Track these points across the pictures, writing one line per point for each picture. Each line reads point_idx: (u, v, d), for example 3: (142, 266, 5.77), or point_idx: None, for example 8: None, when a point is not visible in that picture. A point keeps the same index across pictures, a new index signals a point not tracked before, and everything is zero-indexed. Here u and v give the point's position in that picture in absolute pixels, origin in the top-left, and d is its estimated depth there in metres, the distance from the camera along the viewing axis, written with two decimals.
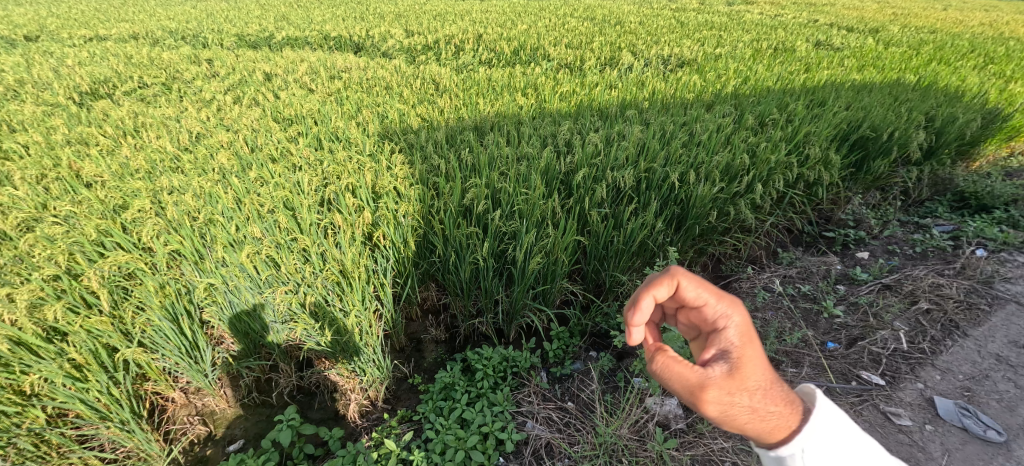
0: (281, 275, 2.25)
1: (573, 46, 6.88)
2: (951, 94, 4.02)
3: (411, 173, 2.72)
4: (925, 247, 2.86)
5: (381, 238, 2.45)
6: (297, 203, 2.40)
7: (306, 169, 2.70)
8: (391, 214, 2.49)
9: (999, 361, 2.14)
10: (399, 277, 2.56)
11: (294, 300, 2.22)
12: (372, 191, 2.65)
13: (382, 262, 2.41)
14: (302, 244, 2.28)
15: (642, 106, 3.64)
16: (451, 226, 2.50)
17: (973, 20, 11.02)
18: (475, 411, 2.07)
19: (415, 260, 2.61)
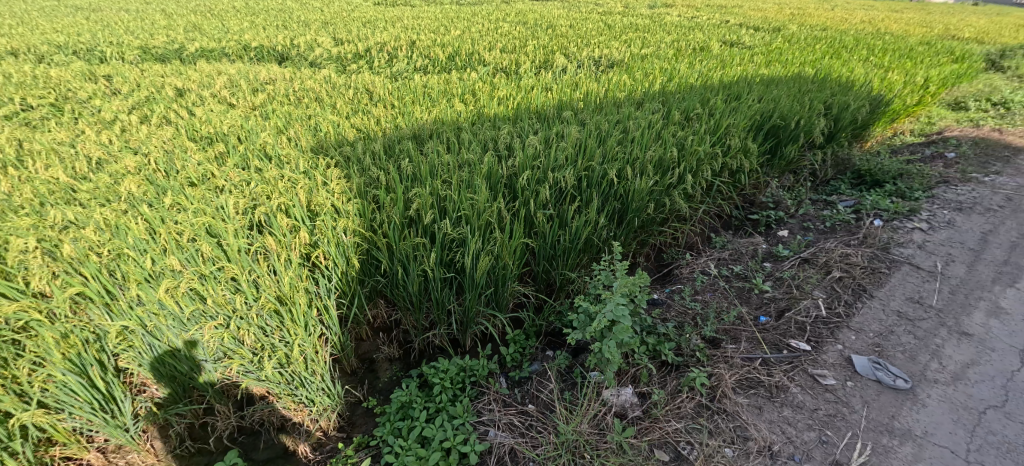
0: (209, 308, 2.01)
1: (507, 50, 7.01)
2: (840, 88, 4.76)
3: (349, 187, 2.54)
4: (831, 221, 3.42)
5: (322, 258, 2.25)
6: (222, 229, 2.13)
7: (231, 191, 2.44)
8: (330, 232, 2.28)
9: (900, 317, 2.48)
10: (343, 297, 2.35)
11: (227, 335, 2.00)
12: (308, 210, 2.43)
13: (324, 283, 2.21)
14: (230, 274, 2.04)
15: (577, 107, 3.81)
16: (395, 239, 2.35)
17: (847, 24, 13.16)
18: (435, 426, 1.91)
19: (359, 277, 2.42)
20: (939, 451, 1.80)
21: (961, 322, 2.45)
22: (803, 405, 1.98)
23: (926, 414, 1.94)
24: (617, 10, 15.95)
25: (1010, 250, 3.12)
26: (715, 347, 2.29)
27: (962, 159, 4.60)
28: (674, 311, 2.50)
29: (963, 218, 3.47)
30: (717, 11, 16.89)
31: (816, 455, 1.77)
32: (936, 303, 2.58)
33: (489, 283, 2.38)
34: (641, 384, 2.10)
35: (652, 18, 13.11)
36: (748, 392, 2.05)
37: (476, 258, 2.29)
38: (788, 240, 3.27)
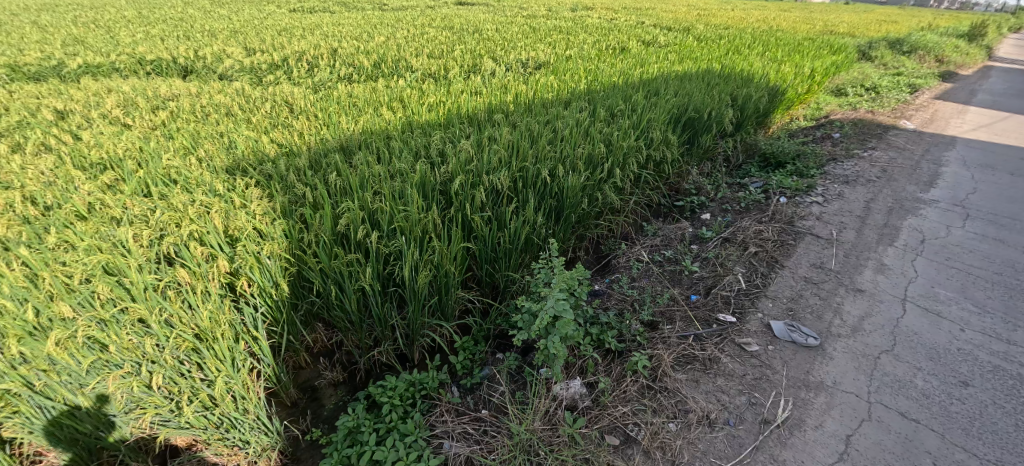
0: (113, 356, 1.76)
1: (434, 56, 6.97)
2: (744, 80, 5.22)
3: (271, 207, 2.40)
4: (746, 202, 3.73)
5: (246, 286, 2.08)
6: (123, 266, 1.89)
7: (131, 222, 2.20)
8: (253, 257, 2.11)
9: (807, 282, 2.76)
10: (275, 325, 2.21)
11: (136, 383, 1.77)
12: (226, 236, 2.25)
13: (250, 313, 2.05)
14: (136, 315, 1.79)
15: (507, 110, 3.86)
16: (327, 258, 2.23)
17: (745, 22, 14.50)
18: (387, 448, 1.75)
19: (291, 301, 2.29)
20: (847, 397, 2.02)
21: (855, 280, 2.79)
22: (734, 374, 2.13)
23: (834, 366, 2.17)
24: (540, 14, 16.40)
25: (890, 215, 3.58)
26: (653, 329, 2.40)
27: (848, 139, 5.21)
28: (614, 300, 2.60)
29: (852, 191, 3.93)
30: (633, 13, 17.87)
31: (748, 417, 1.91)
32: (834, 266, 2.91)
33: (431, 293, 2.33)
34: (589, 374, 2.10)
35: (574, 21, 13.62)
36: (686, 367, 2.16)
37: (415, 269, 2.24)
38: (711, 222, 3.52)
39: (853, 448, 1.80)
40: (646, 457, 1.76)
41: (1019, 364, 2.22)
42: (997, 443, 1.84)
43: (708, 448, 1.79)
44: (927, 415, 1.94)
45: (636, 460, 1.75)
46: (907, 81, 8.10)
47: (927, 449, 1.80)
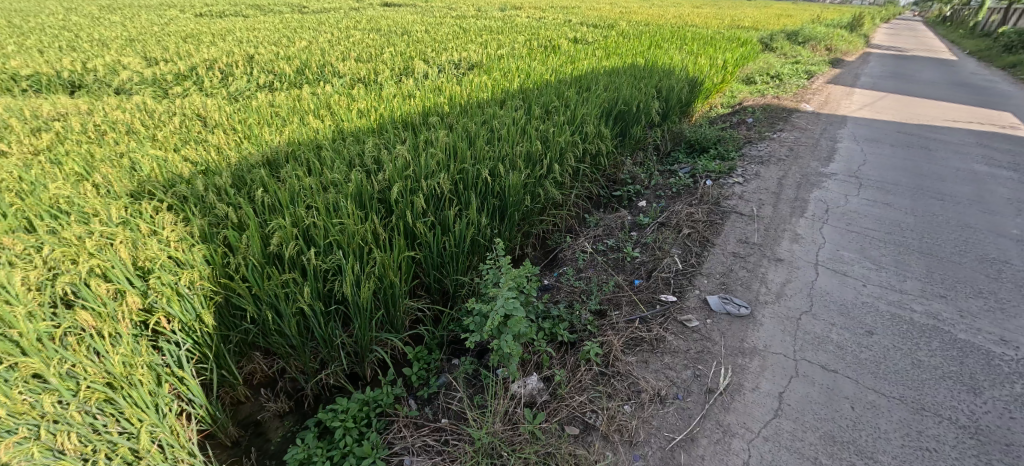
0: (3, 420, 1.49)
1: (362, 59, 6.76)
2: (665, 73, 5.53)
3: (188, 232, 2.21)
4: (676, 187, 3.96)
5: (165, 322, 1.92)
6: (7, 314, 1.63)
7: (13, 261, 1.92)
8: (170, 289, 1.94)
9: (735, 257, 2.98)
10: (202, 362, 2.06)
11: (38, 447, 1.50)
12: (135, 269, 2.03)
13: (172, 351, 1.90)
14: (30, 371, 1.56)
15: (442, 112, 3.83)
16: (257, 281, 2.10)
17: (664, 18, 15.38)
18: None
19: (220, 334, 2.13)
20: (777, 358, 2.21)
21: (775, 251, 3.06)
22: (678, 350, 2.25)
23: (764, 331, 2.38)
24: (470, 15, 16.37)
25: (800, 189, 3.95)
26: (602, 317, 2.49)
27: (760, 123, 5.67)
28: (563, 292, 2.67)
29: (767, 170, 4.29)
30: (561, 11, 18.35)
31: (695, 389, 2.04)
32: (757, 240, 3.17)
33: (378, 306, 2.24)
34: (545, 368, 2.12)
35: (503, 20, 13.77)
36: (636, 349, 2.26)
37: (357, 282, 2.15)
38: (647, 209, 3.69)
39: (786, 403, 1.98)
40: (606, 441, 1.80)
41: (910, 309, 2.54)
42: (899, 380, 2.09)
43: (661, 423, 1.88)
44: (843, 365, 2.17)
45: (596, 446, 1.78)
46: (805, 68, 8.97)
47: (845, 394, 2.02)
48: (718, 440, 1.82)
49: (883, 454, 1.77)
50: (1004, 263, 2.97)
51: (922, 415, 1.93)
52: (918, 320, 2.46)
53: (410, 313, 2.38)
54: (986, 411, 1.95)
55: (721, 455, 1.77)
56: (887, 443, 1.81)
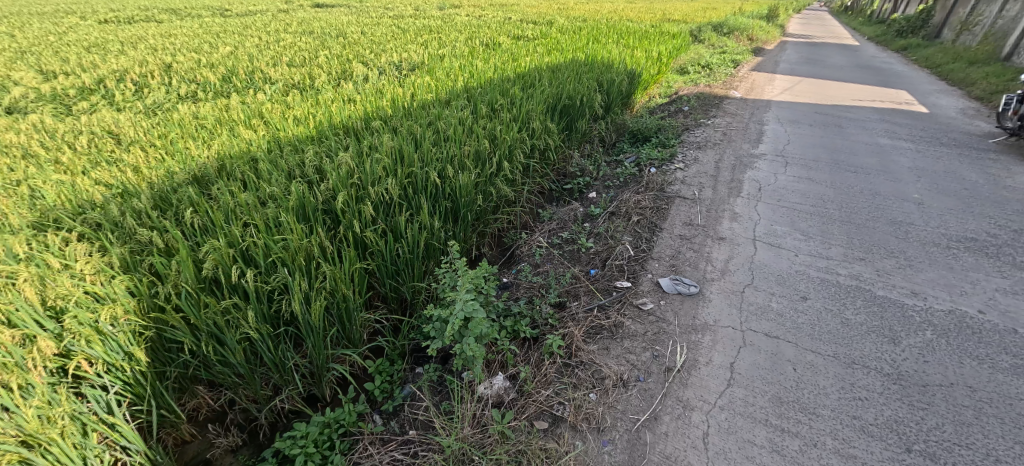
0: None
1: (295, 64, 6.46)
2: (605, 67, 5.70)
3: (107, 263, 2.03)
4: (623, 177, 4.10)
5: (87, 365, 1.75)
6: None
7: None
8: (89, 328, 1.77)
9: (682, 239, 3.13)
10: (137, 404, 1.90)
11: None
12: (46, 310, 1.84)
13: (98, 397, 1.74)
14: None
15: (385, 116, 3.74)
16: (193, 309, 1.96)
17: (600, 13, 15.80)
18: None
19: (155, 371, 1.97)
20: (726, 331, 2.35)
21: (717, 230, 3.23)
22: (636, 334, 2.33)
23: (712, 307, 2.51)
24: (407, 14, 16.06)
25: (735, 171, 4.20)
26: (562, 309, 2.53)
27: (695, 110, 5.96)
28: (522, 288, 2.69)
29: (704, 155, 4.52)
30: (501, 9, 18.41)
31: (654, 369, 2.13)
32: (700, 222, 3.34)
33: (331, 322, 2.16)
34: (509, 367, 2.13)
35: (442, 19, 13.64)
36: (596, 338, 2.32)
37: (306, 299, 2.06)
38: (597, 200, 3.79)
39: (737, 372, 2.11)
40: (575, 431, 1.84)
41: (836, 273, 2.77)
42: (832, 339, 2.28)
43: (625, 406, 1.95)
44: (784, 331, 2.34)
45: (565, 436, 1.81)
46: (731, 57, 9.53)
47: (788, 358, 2.18)
48: (679, 415, 1.91)
49: (824, 408, 1.92)
50: (911, 225, 3.30)
51: (853, 368, 2.11)
52: (844, 283, 2.69)
53: (368, 326, 2.31)
54: (905, 358, 2.16)
55: (683, 428, 1.85)
56: (827, 397, 1.97)
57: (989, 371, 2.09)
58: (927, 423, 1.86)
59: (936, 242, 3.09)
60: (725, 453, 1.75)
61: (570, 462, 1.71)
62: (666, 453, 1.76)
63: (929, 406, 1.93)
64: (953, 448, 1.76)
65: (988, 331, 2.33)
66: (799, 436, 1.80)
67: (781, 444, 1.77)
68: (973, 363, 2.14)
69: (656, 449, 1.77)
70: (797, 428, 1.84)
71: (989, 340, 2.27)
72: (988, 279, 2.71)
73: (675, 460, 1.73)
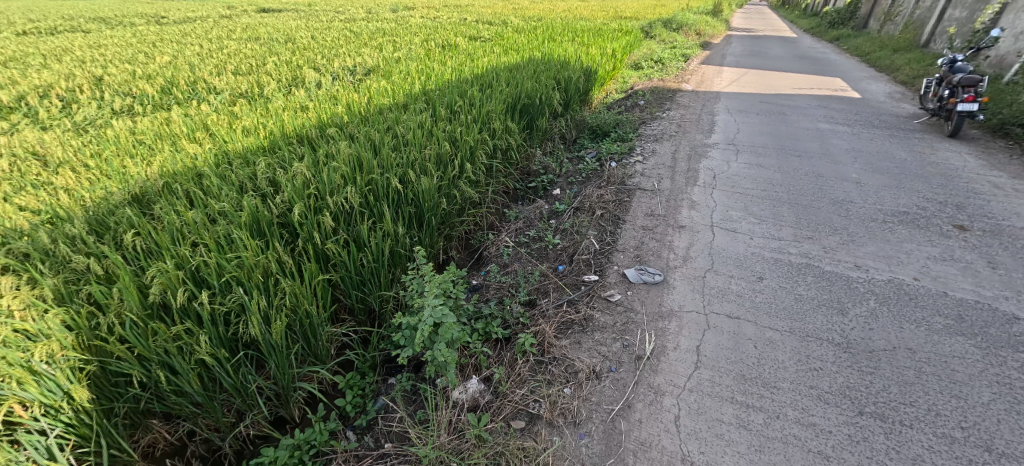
0: None
1: (241, 72, 6.19)
2: (562, 65, 5.78)
3: (40, 296, 1.89)
4: (585, 172, 4.17)
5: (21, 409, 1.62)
6: None
7: None
8: (21, 368, 1.64)
9: (644, 230, 3.21)
10: (83, 445, 1.77)
11: None
12: None
13: (36, 442, 1.61)
14: None
15: (341, 122, 3.65)
16: (140, 339, 1.84)
17: (554, 12, 16.00)
18: None
19: (102, 408, 1.85)
20: (691, 316, 2.43)
21: (677, 219, 3.34)
22: (605, 325, 2.38)
23: (677, 294, 2.60)
24: (358, 16, 15.69)
25: (690, 160, 4.35)
26: (532, 307, 2.55)
27: (651, 104, 6.14)
28: (491, 289, 2.68)
29: (661, 147, 4.67)
30: (455, 10, 18.32)
31: (625, 358, 2.18)
32: (661, 212, 3.44)
33: (295, 340, 2.08)
34: (483, 369, 2.12)
35: (396, 21, 13.44)
36: (567, 333, 2.35)
37: (265, 318, 1.97)
38: (561, 196, 3.83)
39: (702, 355, 2.19)
40: (551, 426, 1.86)
41: (788, 253, 2.92)
42: (788, 315, 2.41)
43: (599, 397, 1.99)
44: (743, 311, 2.44)
45: (542, 433, 1.83)
46: (681, 52, 9.87)
47: (749, 336, 2.28)
48: (651, 401, 1.97)
49: (784, 381, 2.03)
50: (852, 202, 3.53)
51: (808, 341, 2.24)
52: (796, 261, 2.84)
53: (335, 340, 2.25)
54: (853, 327, 2.31)
55: (655, 414, 1.91)
56: (786, 371, 2.08)
57: (926, 333, 2.26)
58: (875, 386, 1.99)
59: (875, 217, 3.31)
60: (696, 433, 1.82)
61: (548, 458, 1.73)
62: (640, 439, 1.81)
63: (876, 371, 2.07)
64: (899, 407, 1.89)
65: (923, 296, 2.52)
66: (762, 410, 1.90)
67: (747, 419, 1.86)
68: (912, 327, 2.31)
69: (631, 436, 1.82)
70: (760, 402, 1.93)
71: (924, 304, 2.46)
72: (920, 248, 2.93)
73: (650, 444, 1.78)
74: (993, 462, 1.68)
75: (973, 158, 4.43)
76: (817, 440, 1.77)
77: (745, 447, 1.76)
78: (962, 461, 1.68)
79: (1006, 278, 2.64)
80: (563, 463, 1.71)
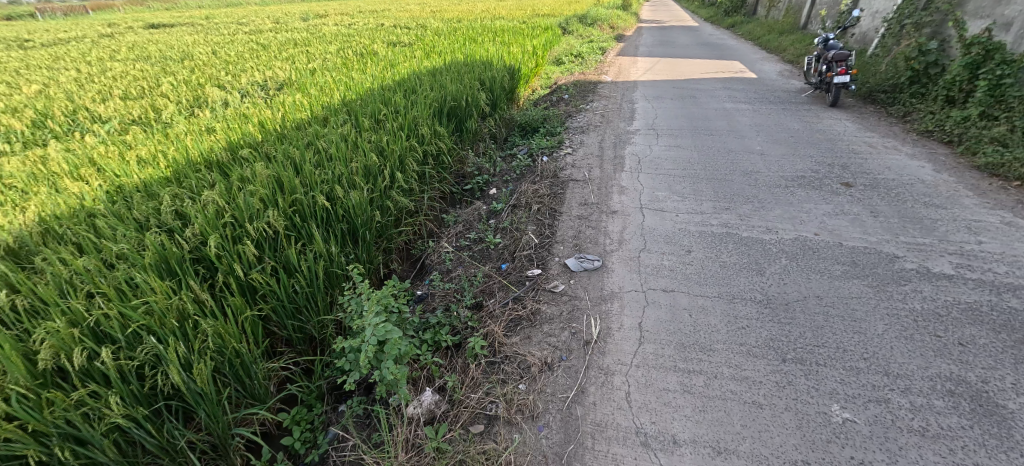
0: None
1: (132, 97, 5.62)
2: (485, 65, 5.82)
3: None
4: (519, 169, 4.23)
5: None
6: None
7: None
8: None
9: (579, 220, 3.32)
10: None
11: None
12: None
13: None
14: None
15: (255, 143, 3.43)
16: (33, 412, 1.60)
17: (472, 13, 16.07)
18: None
19: None
20: (630, 295, 2.55)
21: (609, 205, 3.49)
22: (552, 317, 2.44)
23: (615, 276, 2.71)
24: (263, 27, 14.77)
25: (616, 148, 4.56)
26: (480, 309, 2.54)
27: (574, 98, 6.35)
28: (437, 297, 2.63)
29: (588, 138, 4.86)
30: (370, 16, 17.84)
31: (574, 345, 2.25)
32: (593, 200, 3.58)
33: (225, 383, 1.92)
34: (436, 379, 2.09)
35: (306, 30, 12.82)
36: (516, 329, 2.37)
37: (187, 365, 1.81)
38: (497, 195, 3.86)
39: (645, 331, 2.30)
40: (510, 425, 1.87)
41: (710, 225, 3.15)
42: (715, 282, 2.60)
43: (554, 387, 2.03)
44: (677, 284, 2.60)
45: (502, 433, 1.84)
46: (597, 46, 10.28)
47: (684, 307, 2.43)
48: (602, 382, 2.04)
49: (718, 343, 2.18)
50: (759, 172, 3.86)
51: (734, 303, 2.43)
52: (717, 231, 3.06)
53: (274, 375, 2.10)
54: (771, 284, 2.54)
55: (608, 394, 1.99)
56: (719, 334, 2.24)
57: (829, 280, 2.54)
58: (794, 334, 2.20)
59: (780, 183, 3.65)
60: (646, 406, 1.92)
61: (511, 456, 1.74)
62: (596, 421, 1.87)
63: (793, 320, 2.29)
64: (814, 349, 2.11)
65: (824, 248, 2.82)
66: (702, 373, 2.04)
67: (690, 384, 1.99)
68: (818, 276, 2.58)
69: (588, 419, 1.88)
70: (699, 366, 2.07)
71: (826, 255, 2.75)
72: (818, 207, 3.28)
73: (606, 424, 1.86)
74: (892, 383, 1.92)
75: (852, 123, 5.02)
76: (750, 391, 1.93)
77: (690, 410, 1.88)
78: (868, 387, 1.91)
79: (886, 224, 3.02)
80: (525, 458, 1.74)
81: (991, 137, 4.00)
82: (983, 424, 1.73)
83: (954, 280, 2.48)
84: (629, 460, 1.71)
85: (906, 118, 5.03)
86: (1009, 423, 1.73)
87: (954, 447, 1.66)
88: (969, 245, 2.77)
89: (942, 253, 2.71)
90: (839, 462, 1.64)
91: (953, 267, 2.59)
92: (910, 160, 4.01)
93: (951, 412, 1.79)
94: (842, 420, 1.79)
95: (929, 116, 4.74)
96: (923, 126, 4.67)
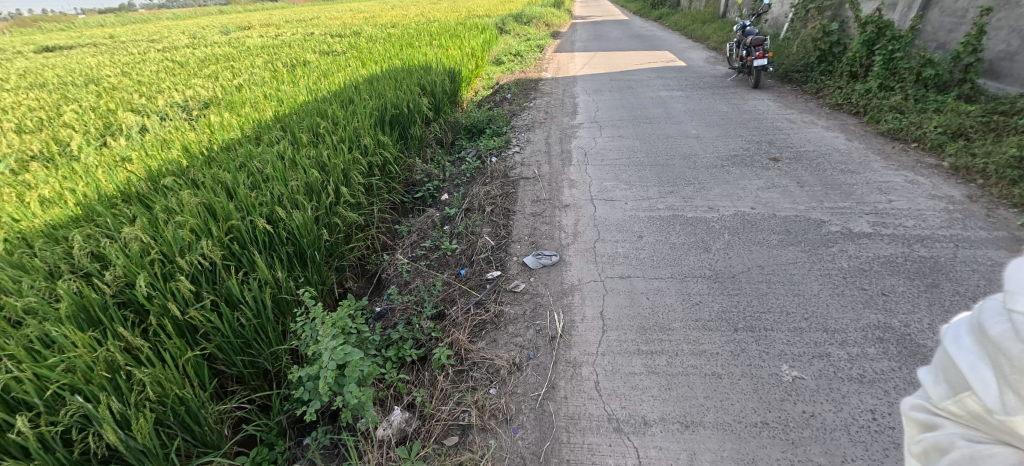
0: None
1: (28, 130, 5.06)
2: (425, 69, 5.76)
3: None
4: (469, 172, 4.21)
5: None
6: None
7: None
8: None
9: (533, 217, 3.34)
10: None
11: None
12: None
13: None
14: None
15: (179, 169, 3.20)
16: None
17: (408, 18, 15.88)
18: None
19: None
20: (590, 286, 2.60)
21: (561, 200, 3.54)
22: (516, 317, 2.43)
23: (573, 269, 2.75)
24: (180, 42, 13.93)
25: (563, 143, 4.64)
26: (442, 318, 2.49)
27: (516, 97, 6.40)
28: (397, 312, 2.54)
29: (534, 136, 4.91)
30: (302, 25, 17.20)
31: (540, 342, 2.26)
32: (545, 196, 3.62)
33: (171, 435, 1.76)
34: (405, 396, 2.02)
35: (227, 44, 12.13)
36: (481, 333, 2.35)
37: (122, 422, 1.65)
38: (450, 200, 3.81)
39: (607, 319, 2.35)
40: (485, 431, 1.85)
41: (657, 209, 3.27)
42: (666, 264, 2.70)
43: (524, 387, 2.03)
44: (632, 270, 2.68)
45: (476, 441, 1.81)
46: (534, 44, 10.43)
47: (640, 291, 2.51)
48: (571, 375, 2.07)
49: (676, 322, 2.27)
50: (697, 155, 4.05)
51: (687, 281, 2.54)
52: (665, 215, 3.18)
53: (227, 417, 1.96)
54: (718, 259, 2.68)
55: (578, 386, 2.01)
56: (675, 312, 2.33)
57: (768, 249, 2.71)
58: (744, 303, 2.33)
59: (718, 163, 3.85)
60: (615, 392, 1.96)
61: (487, 462, 1.72)
62: (569, 414, 1.89)
63: (740, 290, 2.42)
64: (762, 316, 2.24)
65: (760, 220, 3.00)
66: (664, 352, 2.11)
67: (653, 365, 2.05)
68: (758, 247, 2.75)
69: (560, 414, 1.89)
70: (661, 346, 2.15)
71: (762, 227, 2.93)
72: (751, 182, 3.48)
73: (579, 416, 1.88)
74: (831, 338, 2.07)
75: (773, 102, 5.37)
76: (710, 363, 2.02)
77: (656, 390, 1.94)
78: (811, 345, 2.05)
79: (811, 193, 3.26)
80: (502, 462, 1.72)
81: (890, 105, 4.41)
82: (909, 364, 1.91)
83: (873, 237, 2.72)
84: (605, 447, 1.74)
85: (820, 94, 5.45)
86: (931, 360, 1.91)
87: (889, 388, 1.81)
88: (882, 204, 3.04)
89: (860, 214, 2.96)
90: (793, 417, 1.74)
91: (871, 225, 2.83)
92: (826, 132, 4.35)
93: (882, 357, 1.95)
94: (792, 378, 1.91)
95: (838, 91, 5.15)
96: (834, 99, 5.08)
